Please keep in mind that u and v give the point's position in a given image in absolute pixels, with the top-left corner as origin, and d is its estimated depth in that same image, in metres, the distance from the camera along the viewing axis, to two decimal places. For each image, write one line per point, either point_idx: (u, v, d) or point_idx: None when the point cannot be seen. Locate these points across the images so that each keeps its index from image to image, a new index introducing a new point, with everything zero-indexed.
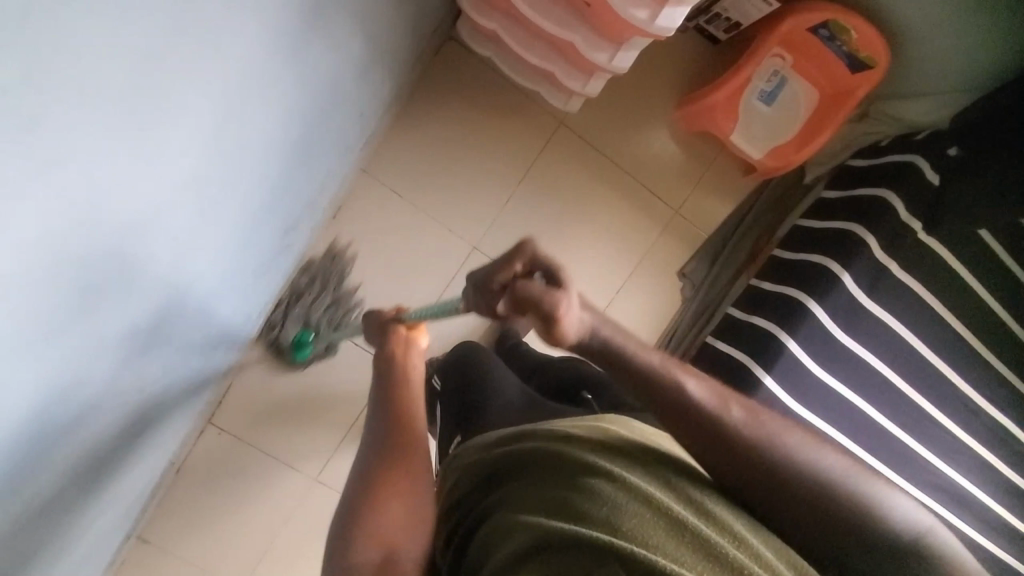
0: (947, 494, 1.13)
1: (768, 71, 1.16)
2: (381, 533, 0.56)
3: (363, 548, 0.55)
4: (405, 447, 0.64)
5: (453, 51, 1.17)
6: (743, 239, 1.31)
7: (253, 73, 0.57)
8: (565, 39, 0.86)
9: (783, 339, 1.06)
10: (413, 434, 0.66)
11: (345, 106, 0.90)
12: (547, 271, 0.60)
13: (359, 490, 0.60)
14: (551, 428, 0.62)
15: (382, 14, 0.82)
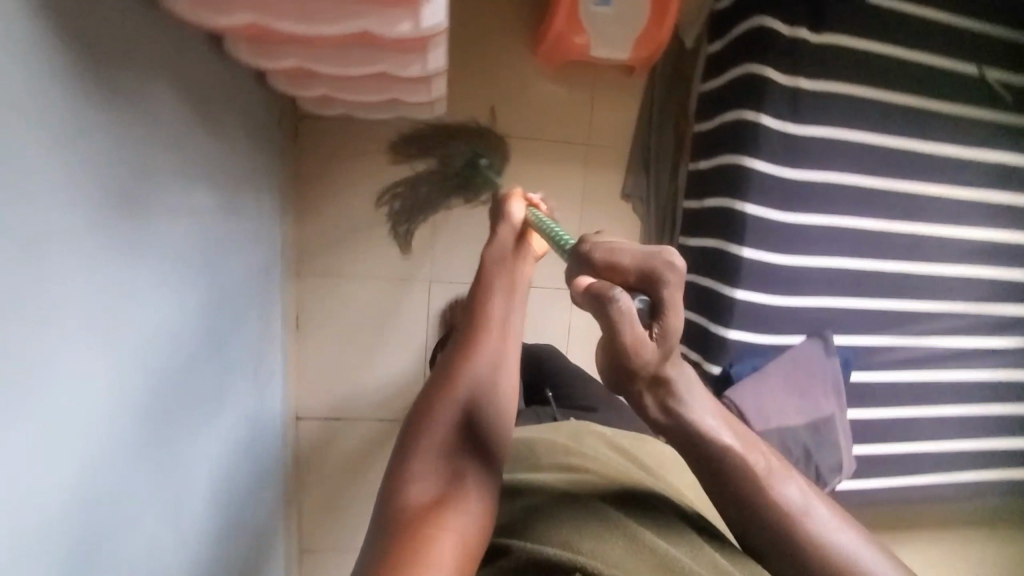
0: (952, 252, 1.14)
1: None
2: (441, 476, 0.50)
3: (417, 486, 0.49)
4: (491, 389, 0.57)
5: (312, 124, 1.19)
6: (663, 132, 1.26)
7: (122, 280, 0.59)
8: (375, 71, 0.82)
9: (742, 207, 1.06)
10: (502, 373, 0.58)
11: (234, 239, 0.92)
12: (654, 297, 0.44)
13: (427, 418, 0.53)
14: (523, 459, 0.66)
15: (215, 147, 0.83)
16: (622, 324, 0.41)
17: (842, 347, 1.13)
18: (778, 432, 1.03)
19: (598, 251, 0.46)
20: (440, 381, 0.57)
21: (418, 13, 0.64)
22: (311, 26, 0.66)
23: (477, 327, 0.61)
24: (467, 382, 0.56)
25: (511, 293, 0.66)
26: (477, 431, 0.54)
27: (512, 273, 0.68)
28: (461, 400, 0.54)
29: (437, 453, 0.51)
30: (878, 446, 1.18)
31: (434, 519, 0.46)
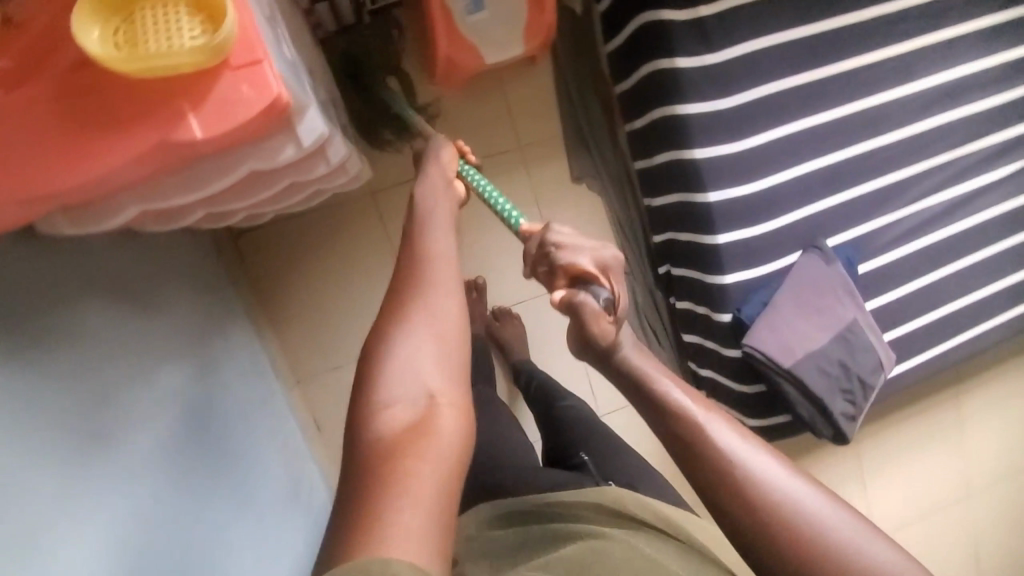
0: (916, 109, 1.10)
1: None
2: (416, 402, 0.45)
3: (390, 409, 0.45)
4: (453, 296, 0.51)
5: (253, 236, 1.15)
6: (587, 105, 1.21)
7: (102, 518, 0.56)
8: (280, 188, 0.76)
9: (691, 154, 1.03)
10: (460, 278, 0.53)
11: (222, 387, 0.90)
12: (610, 288, 0.54)
13: (385, 340, 0.48)
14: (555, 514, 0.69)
15: (162, 317, 0.80)
16: (589, 322, 0.54)
17: (842, 246, 1.10)
18: (810, 357, 1.01)
19: (563, 262, 0.54)
20: (394, 298, 0.51)
21: (295, 133, 0.60)
22: (196, 189, 0.59)
23: (408, 241, 0.55)
24: (426, 295, 0.50)
25: (445, 208, 0.60)
26: (449, 350, 0.48)
27: (444, 188, 0.63)
28: (424, 314, 0.49)
29: (408, 375, 0.46)
30: (914, 323, 1.15)
31: (413, 447, 0.43)
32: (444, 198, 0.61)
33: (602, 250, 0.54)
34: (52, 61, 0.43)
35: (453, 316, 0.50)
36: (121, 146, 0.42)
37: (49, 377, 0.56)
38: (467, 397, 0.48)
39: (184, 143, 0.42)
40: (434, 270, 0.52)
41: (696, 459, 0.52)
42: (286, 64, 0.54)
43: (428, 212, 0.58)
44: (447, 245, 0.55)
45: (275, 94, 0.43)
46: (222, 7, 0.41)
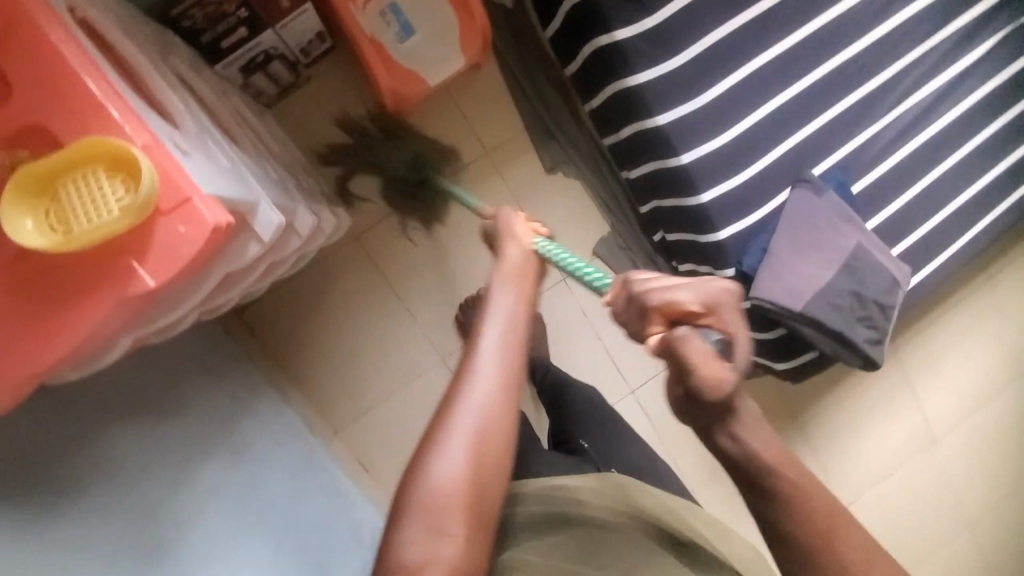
0: (874, 12, 1.05)
1: (375, 19, 1.02)
2: (432, 538, 0.57)
3: (413, 537, 0.57)
4: (485, 441, 0.60)
5: (257, 310, 1.18)
6: (542, 93, 1.19)
7: None
8: (260, 272, 0.79)
9: (653, 121, 1.01)
10: (501, 416, 0.62)
11: (263, 462, 0.93)
12: (719, 329, 0.57)
13: (416, 475, 0.59)
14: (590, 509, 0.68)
15: (188, 417, 0.83)
16: (701, 367, 0.54)
17: (831, 172, 1.06)
18: (819, 295, 1.00)
19: (662, 304, 0.58)
20: (433, 431, 0.62)
21: (252, 229, 0.62)
22: (179, 306, 0.59)
23: (466, 369, 0.63)
24: (457, 438, 0.60)
25: (519, 315, 0.67)
26: (470, 489, 0.59)
27: (514, 299, 0.68)
28: (455, 457, 0.59)
29: (431, 509, 0.58)
30: (925, 227, 1.11)
31: (421, 575, 0.56)
32: (509, 315, 0.67)
33: (705, 286, 0.57)
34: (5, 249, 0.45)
35: (479, 459, 0.60)
36: (88, 311, 0.44)
37: (84, 520, 0.61)
38: (480, 532, 0.59)
39: (143, 293, 0.44)
40: (470, 410, 0.61)
41: (772, 511, 0.59)
42: (224, 174, 0.55)
43: (485, 336, 0.65)
44: (494, 377, 0.63)
45: (212, 224, 0.44)
46: (135, 159, 0.42)
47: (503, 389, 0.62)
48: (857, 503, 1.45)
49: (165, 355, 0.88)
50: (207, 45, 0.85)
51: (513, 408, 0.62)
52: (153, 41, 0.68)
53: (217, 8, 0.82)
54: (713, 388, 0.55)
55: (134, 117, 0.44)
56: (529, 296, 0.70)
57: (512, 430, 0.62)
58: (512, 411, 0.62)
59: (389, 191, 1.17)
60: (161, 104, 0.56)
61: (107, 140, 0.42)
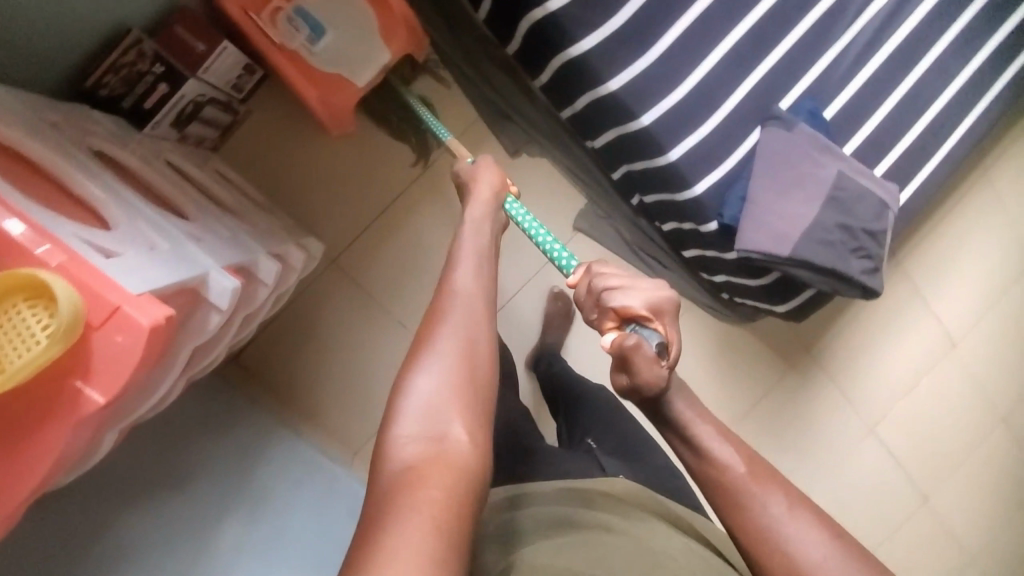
0: None
1: (285, 30, 0.97)
2: (430, 436, 0.54)
3: (406, 441, 0.54)
4: (472, 345, 0.60)
5: (252, 350, 1.16)
6: (490, 72, 1.13)
7: None
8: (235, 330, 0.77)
9: (606, 89, 0.96)
10: (484, 325, 0.62)
11: (291, 500, 0.94)
12: (663, 334, 0.60)
13: (405, 381, 0.57)
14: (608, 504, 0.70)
15: (198, 481, 0.84)
16: (642, 368, 0.59)
17: (800, 103, 1.01)
18: (809, 235, 0.96)
19: (617, 308, 0.60)
20: (417, 346, 0.61)
21: (207, 300, 0.61)
22: (157, 389, 0.60)
23: (442, 294, 0.65)
24: (446, 342, 0.60)
25: (484, 249, 0.72)
26: (465, 391, 0.57)
27: (480, 240, 0.73)
28: (439, 361, 0.58)
29: (427, 410, 0.55)
30: (907, 140, 1.06)
31: (425, 471, 0.51)
32: (478, 251, 0.71)
33: (660, 293, 0.60)
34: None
35: (469, 361, 0.59)
36: (46, 442, 0.43)
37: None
38: (481, 434, 0.56)
39: (99, 410, 0.43)
40: (455, 317, 0.62)
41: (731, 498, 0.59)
42: (159, 259, 0.53)
43: (458, 267, 0.68)
44: (472, 293, 0.65)
45: (149, 326, 0.43)
46: (47, 283, 0.40)
47: (483, 302, 0.64)
48: (885, 421, 1.43)
49: (169, 418, 0.87)
50: (131, 110, 0.83)
51: (490, 321, 0.64)
52: (67, 127, 0.66)
53: (132, 69, 0.79)
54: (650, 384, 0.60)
55: (45, 236, 0.43)
56: (494, 240, 0.75)
57: (495, 339, 0.63)
58: (493, 322, 0.64)
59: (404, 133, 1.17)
60: (85, 199, 0.55)
61: (12, 272, 0.40)
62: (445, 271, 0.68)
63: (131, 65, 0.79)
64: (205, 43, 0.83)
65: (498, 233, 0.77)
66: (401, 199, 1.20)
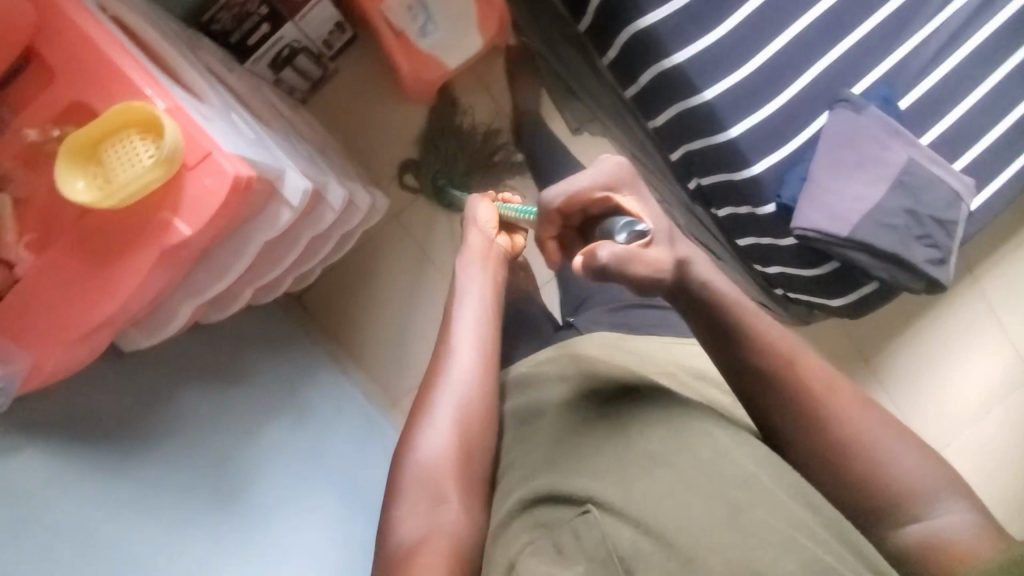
0: None
1: (400, 11, 1.06)
2: (425, 504, 0.62)
3: (406, 511, 0.62)
4: (467, 408, 0.66)
5: (312, 294, 1.24)
6: (560, 50, 1.14)
7: None
8: (300, 239, 0.83)
9: (669, 63, 0.99)
10: (480, 385, 0.68)
11: (330, 422, 0.96)
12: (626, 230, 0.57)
13: (408, 450, 0.65)
14: (575, 378, 0.69)
15: (253, 380, 0.88)
16: (627, 266, 0.52)
17: (873, 89, 0.99)
18: (868, 217, 0.93)
19: (548, 228, 0.64)
20: (419, 407, 0.68)
21: (282, 196, 0.67)
22: (230, 271, 0.67)
23: (440, 358, 0.69)
24: (442, 408, 0.66)
25: (494, 287, 0.74)
26: (459, 454, 0.65)
27: (483, 277, 0.74)
28: (437, 430, 0.65)
29: (425, 477, 0.63)
30: (990, 137, 1.01)
31: (424, 534, 0.60)
32: (479, 296, 0.72)
33: (586, 181, 0.60)
34: (58, 221, 0.51)
35: (464, 426, 0.66)
36: (138, 264, 0.50)
37: (170, 462, 0.69)
38: (472, 489, 0.64)
39: (185, 240, 0.50)
40: (451, 382, 0.67)
41: (773, 413, 0.59)
42: (247, 142, 0.60)
43: (455, 322, 0.71)
44: (470, 350, 0.69)
45: (232, 175, 0.49)
46: (158, 120, 0.47)
47: (484, 355, 0.69)
48: (949, 450, 1.32)
49: (236, 327, 0.94)
50: (235, 45, 0.93)
51: (491, 380, 0.68)
52: (181, 39, 0.75)
53: (241, 9, 0.90)
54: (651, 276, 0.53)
55: (155, 84, 0.49)
56: (498, 275, 0.76)
57: (494, 392, 0.68)
58: (490, 373, 0.69)
59: (470, 174, 1.22)
60: (188, 85, 0.62)
61: (132, 105, 0.47)
62: (444, 325, 0.72)
63: (241, 5, 0.90)
64: None
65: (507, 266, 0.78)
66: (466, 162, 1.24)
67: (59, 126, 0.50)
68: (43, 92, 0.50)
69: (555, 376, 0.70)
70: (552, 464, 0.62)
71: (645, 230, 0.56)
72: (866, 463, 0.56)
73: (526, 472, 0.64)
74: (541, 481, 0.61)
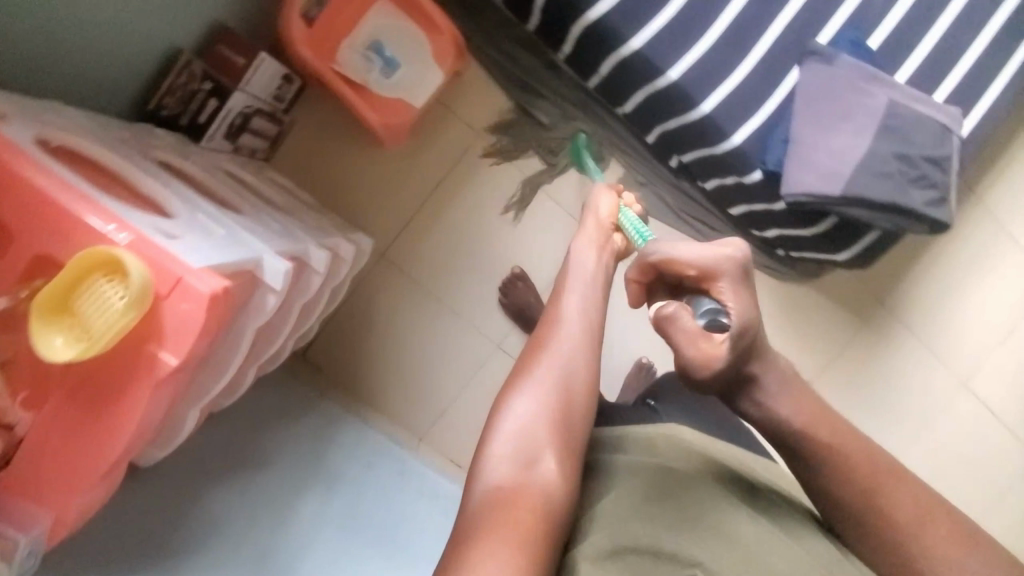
0: None
1: (355, 58, 1.06)
2: (520, 466, 0.51)
3: (498, 467, 0.51)
4: (576, 382, 0.56)
5: (316, 346, 1.23)
6: (518, 54, 1.15)
7: None
8: (291, 312, 0.82)
9: (630, 49, 0.95)
10: (590, 358, 0.57)
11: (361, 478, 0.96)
12: (717, 311, 0.54)
13: (501, 405, 0.55)
14: (685, 446, 0.66)
15: (276, 458, 0.87)
16: (682, 345, 0.52)
17: (840, 35, 0.95)
18: (860, 168, 0.90)
19: (635, 272, 0.62)
20: (518, 367, 0.58)
21: (264, 284, 0.65)
22: (227, 370, 0.66)
23: (545, 323, 0.60)
24: (545, 368, 0.56)
25: (602, 277, 0.66)
26: (559, 418, 0.54)
27: (593, 263, 0.66)
28: (538, 389, 0.55)
29: (521, 437, 0.52)
30: (969, 59, 0.97)
31: (516, 501, 0.48)
32: (587, 278, 0.65)
33: (699, 255, 0.56)
34: (48, 376, 0.50)
35: (567, 402, 0.55)
36: (135, 402, 0.49)
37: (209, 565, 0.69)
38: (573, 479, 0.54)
39: (172, 371, 0.49)
40: (558, 344, 0.57)
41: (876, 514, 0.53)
42: (216, 242, 0.59)
43: (568, 295, 0.62)
44: (581, 324, 0.59)
45: (208, 293, 0.48)
46: (119, 258, 0.46)
47: (592, 328, 0.59)
48: (979, 375, 1.31)
49: (249, 406, 0.94)
50: (188, 126, 0.91)
51: (599, 354, 0.58)
52: (131, 141, 0.73)
53: (185, 89, 0.87)
54: (704, 367, 0.52)
55: (114, 218, 0.49)
56: (608, 266, 0.68)
57: (600, 365, 0.58)
58: (599, 348, 0.59)
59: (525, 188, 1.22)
60: (150, 197, 0.61)
61: (91, 250, 0.45)
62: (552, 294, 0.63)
63: (184, 85, 0.87)
64: (244, 57, 0.90)
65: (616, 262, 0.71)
66: (444, 184, 1.22)
67: (27, 284, 0.49)
68: (3, 252, 0.48)
69: (662, 442, 0.66)
70: (654, 520, 0.57)
71: (726, 326, 0.54)
72: (945, 553, 0.52)
73: (613, 521, 0.57)
74: (632, 537, 0.56)
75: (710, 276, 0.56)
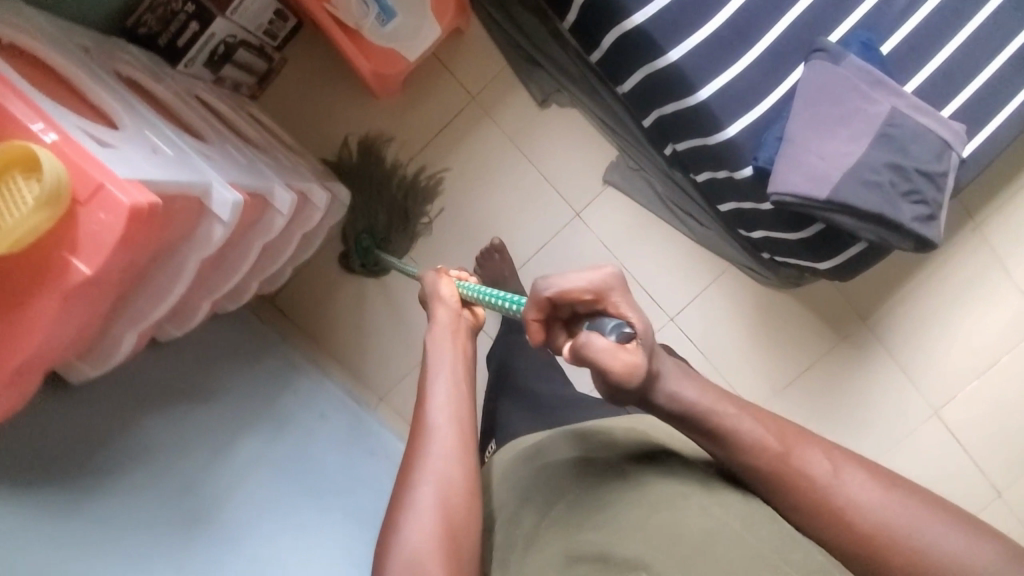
0: None
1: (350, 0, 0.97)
2: None
3: None
4: (452, 493, 0.58)
5: (285, 294, 1.22)
6: (523, 16, 1.10)
7: None
8: (247, 247, 0.80)
9: (631, 24, 0.92)
10: (463, 465, 0.59)
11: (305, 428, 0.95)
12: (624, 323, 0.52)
13: (389, 539, 0.57)
14: (578, 441, 0.70)
15: (220, 396, 0.86)
16: (613, 363, 0.48)
17: (851, 35, 0.92)
18: (852, 174, 0.87)
19: (534, 310, 0.55)
20: (399, 491, 0.59)
21: (212, 213, 0.63)
22: (167, 296, 0.65)
23: (415, 441, 0.61)
24: (422, 491, 0.58)
25: (465, 361, 0.66)
26: (444, 538, 0.56)
27: (452, 355, 0.66)
28: (420, 514, 0.57)
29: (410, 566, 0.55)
30: (983, 76, 0.93)
31: None
32: (453, 367, 0.65)
33: (588, 274, 0.53)
34: None
35: (447, 511, 0.57)
36: (47, 309, 0.48)
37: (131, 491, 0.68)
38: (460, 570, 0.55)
39: (86, 280, 0.47)
40: (431, 461, 0.59)
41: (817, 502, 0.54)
42: (163, 162, 0.57)
43: (431, 394, 0.63)
44: (447, 423, 0.61)
45: (127, 204, 0.46)
46: (36, 154, 0.44)
47: (460, 431, 0.61)
48: (953, 404, 1.28)
49: (203, 341, 0.93)
50: (166, 47, 0.88)
51: (472, 457, 0.60)
52: (98, 55, 0.71)
53: (166, 9, 0.84)
54: (632, 377, 0.49)
55: (45, 117, 0.47)
56: (467, 351, 0.67)
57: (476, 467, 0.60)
58: (471, 450, 0.61)
59: (391, 227, 1.18)
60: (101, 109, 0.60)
61: (13, 144, 0.44)
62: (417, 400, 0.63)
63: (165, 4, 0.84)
64: None
65: (473, 339, 0.70)
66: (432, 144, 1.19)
67: None
68: None
69: (558, 443, 0.71)
70: (582, 517, 0.61)
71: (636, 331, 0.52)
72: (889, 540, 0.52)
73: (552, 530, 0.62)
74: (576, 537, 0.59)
75: (601, 297, 0.53)
